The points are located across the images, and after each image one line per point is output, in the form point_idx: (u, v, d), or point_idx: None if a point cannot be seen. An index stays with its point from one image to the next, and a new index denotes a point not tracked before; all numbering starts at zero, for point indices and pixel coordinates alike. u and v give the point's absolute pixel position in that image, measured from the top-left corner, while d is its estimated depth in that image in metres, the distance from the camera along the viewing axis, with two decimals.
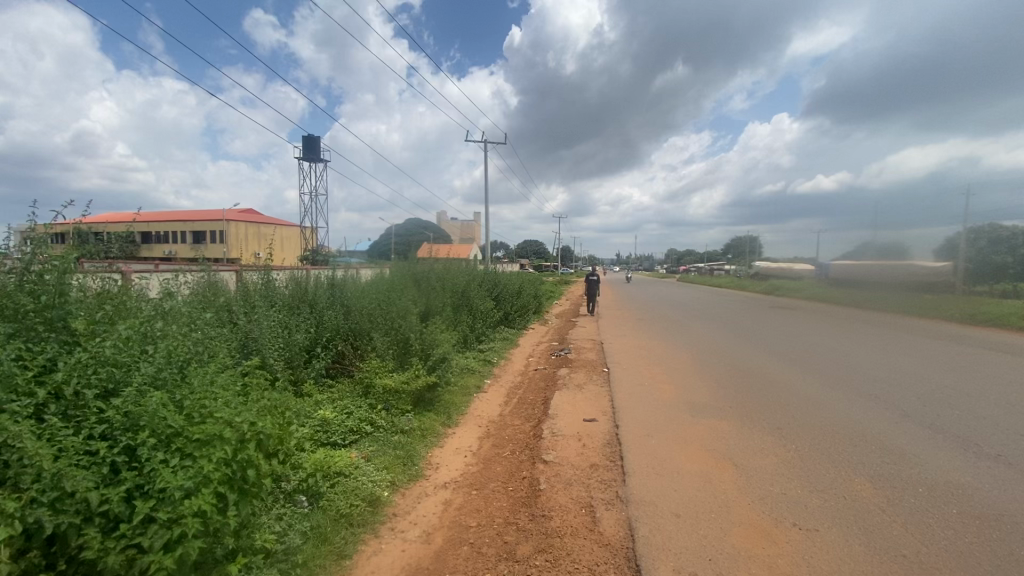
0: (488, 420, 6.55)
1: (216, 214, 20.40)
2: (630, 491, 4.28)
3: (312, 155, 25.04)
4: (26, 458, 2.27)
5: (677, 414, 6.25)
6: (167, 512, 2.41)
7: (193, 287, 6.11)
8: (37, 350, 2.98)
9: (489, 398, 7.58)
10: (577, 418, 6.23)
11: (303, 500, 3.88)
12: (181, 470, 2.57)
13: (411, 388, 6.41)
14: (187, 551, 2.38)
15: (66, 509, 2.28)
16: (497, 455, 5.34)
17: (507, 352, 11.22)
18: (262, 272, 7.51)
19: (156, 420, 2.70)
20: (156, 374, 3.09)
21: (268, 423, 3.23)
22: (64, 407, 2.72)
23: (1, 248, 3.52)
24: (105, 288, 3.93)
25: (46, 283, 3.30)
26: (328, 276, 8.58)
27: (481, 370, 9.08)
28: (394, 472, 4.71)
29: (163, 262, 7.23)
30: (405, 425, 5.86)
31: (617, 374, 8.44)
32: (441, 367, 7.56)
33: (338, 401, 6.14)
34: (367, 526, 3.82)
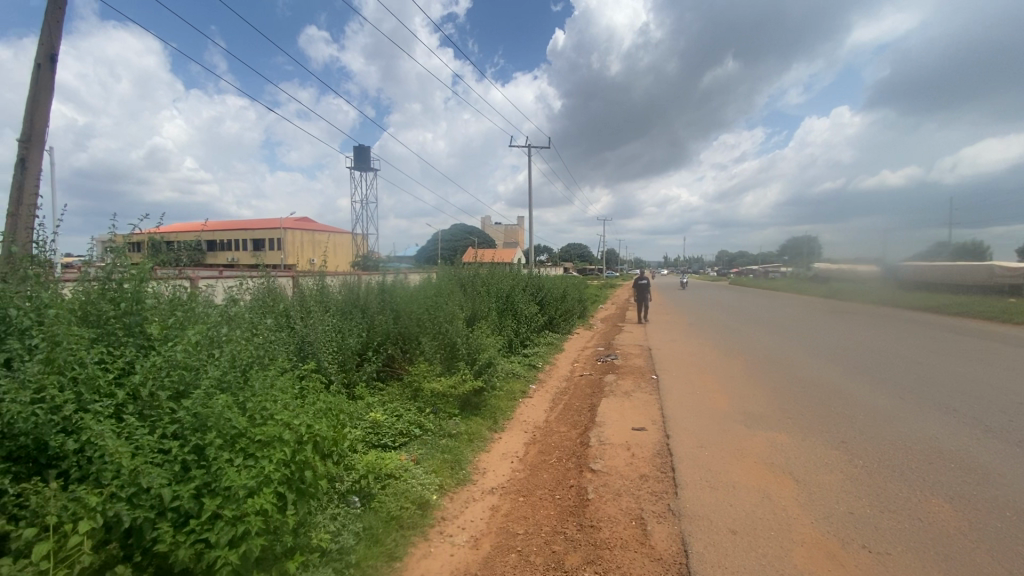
0: (534, 426, 6.52)
1: (274, 222, 21.47)
2: (682, 504, 4.13)
3: (363, 166, 25.96)
4: (107, 455, 2.45)
5: (732, 425, 6.00)
6: (232, 509, 2.53)
7: (254, 292, 6.43)
8: (117, 354, 3.21)
9: (534, 403, 7.56)
10: (625, 427, 6.10)
11: (356, 500, 4.00)
12: (244, 470, 2.70)
13: (458, 393, 6.49)
14: (250, 548, 2.50)
15: (142, 504, 2.44)
16: (543, 462, 5.30)
17: (552, 357, 11.16)
18: (317, 278, 7.83)
19: (221, 421, 2.84)
20: (221, 378, 3.26)
21: (324, 425, 3.35)
22: (140, 407, 2.92)
23: (86, 257, 3.96)
24: (176, 294, 4.18)
25: (125, 291, 3.59)
26: (378, 281, 8.83)
27: (526, 375, 9.08)
28: (442, 475, 4.77)
29: (226, 269, 7.66)
30: (452, 429, 5.94)
31: (666, 381, 8.22)
32: (487, 372, 7.61)
33: (388, 403, 6.28)
34: (417, 529, 3.89)
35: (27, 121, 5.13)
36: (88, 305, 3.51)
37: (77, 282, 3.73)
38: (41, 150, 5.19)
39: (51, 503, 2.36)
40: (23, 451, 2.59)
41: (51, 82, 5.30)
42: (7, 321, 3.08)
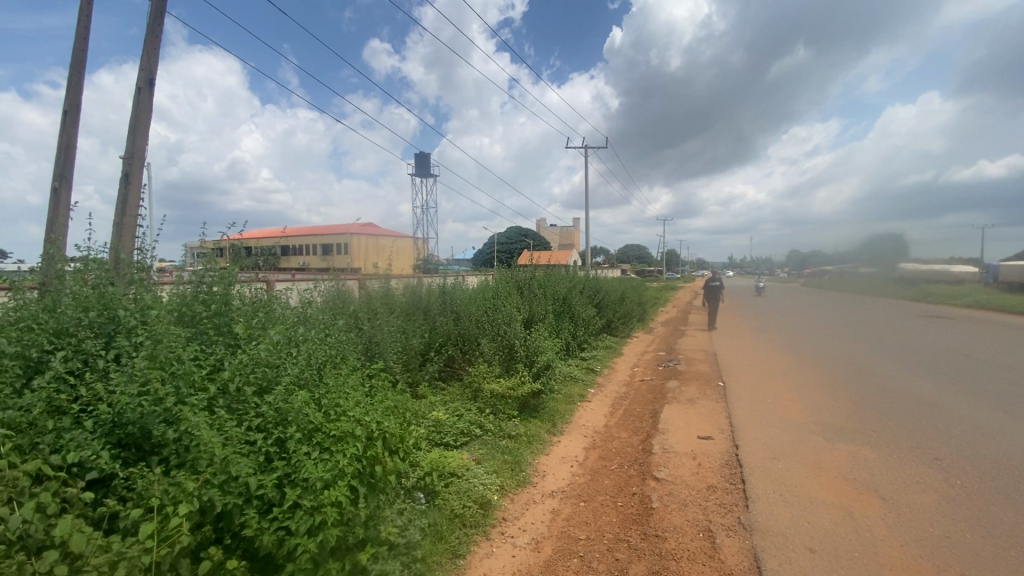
0: (594, 430, 6.43)
1: (341, 228, 22.57)
2: (753, 518, 3.93)
3: (423, 172, 26.77)
4: (203, 444, 2.67)
5: (807, 436, 5.64)
6: (311, 499, 2.68)
7: (325, 294, 6.78)
8: (209, 351, 3.50)
9: (593, 407, 7.46)
10: (690, 435, 5.88)
11: (421, 497, 4.11)
12: (321, 463, 2.86)
13: (517, 394, 6.53)
14: (326, 537, 2.64)
15: (231, 491, 2.64)
16: (604, 467, 5.21)
17: (610, 361, 10.96)
18: (381, 281, 8.13)
19: (300, 415, 3.04)
20: (299, 375, 3.47)
21: (392, 422, 3.48)
22: (229, 401, 3.17)
23: (179, 263, 4.36)
24: (258, 296, 4.50)
25: (214, 295, 3.91)
26: (439, 284, 9.04)
27: (585, 378, 8.98)
28: (503, 476, 4.81)
29: (299, 272, 8.13)
30: (512, 430, 5.98)
31: (734, 389, 7.85)
32: (545, 375, 7.60)
33: (450, 403, 6.42)
34: (479, 528, 3.96)
35: (129, 141, 5.70)
36: (184, 306, 3.85)
37: (173, 285, 4.10)
38: (141, 166, 5.75)
39: (155, 486, 2.59)
40: (131, 438, 2.85)
41: (149, 104, 5.87)
42: (117, 320, 3.42)
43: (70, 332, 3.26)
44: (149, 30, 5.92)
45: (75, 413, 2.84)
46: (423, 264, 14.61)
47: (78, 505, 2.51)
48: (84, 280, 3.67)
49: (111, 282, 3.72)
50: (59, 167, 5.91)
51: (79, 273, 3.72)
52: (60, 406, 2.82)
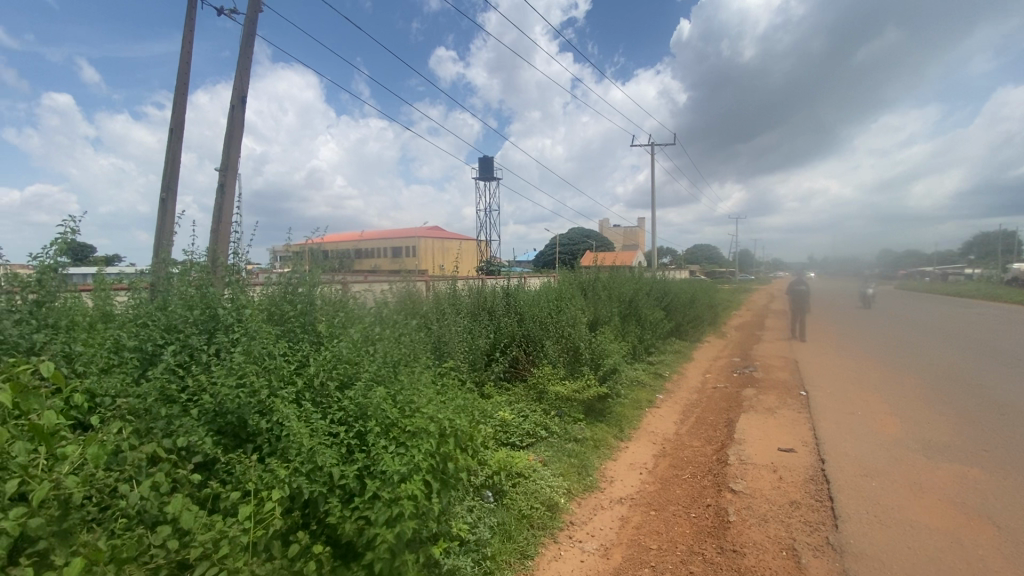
0: (663, 437, 6.23)
1: (409, 231, 23.40)
2: (844, 539, 3.63)
3: (487, 175, 27.23)
4: (292, 434, 2.87)
5: (905, 453, 5.15)
6: (389, 491, 2.81)
7: (397, 295, 7.06)
8: (297, 348, 3.76)
9: (662, 414, 7.23)
10: (769, 446, 5.54)
11: (490, 495, 4.17)
12: (398, 456, 2.99)
13: (583, 397, 6.48)
14: (403, 529, 2.75)
15: (318, 479, 2.81)
16: (676, 477, 5.02)
17: (679, 366, 10.58)
18: (449, 282, 8.32)
19: (378, 410, 3.19)
20: (377, 372, 3.65)
21: (463, 420, 3.57)
22: (314, 395, 3.38)
23: (268, 265, 4.71)
24: (338, 297, 4.76)
25: (300, 296, 4.20)
26: (503, 284, 9.12)
27: (652, 383, 8.72)
28: (570, 480, 4.77)
29: (372, 273, 8.52)
30: (578, 434, 5.92)
31: (818, 399, 7.31)
32: (611, 379, 7.47)
33: (515, 403, 6.47)
34: (546, 530, 3.95)
35: (225, 154, 6.24)
36: (275, 305, 4.16)
37: (263, 286, 4.43)
38: (234, 176, 6.25)
39: (251, 471, 2.80)
40: (230, 426, 3.11)
41: (241, 119, 6.38)
42: (218, 318, 3.75)
43: (178, 328, 3.60)
44: (242, 52, 6.46)
45: (183, 401, 3.11)
46: (488, 266, 14.80)
47: (186, 486, 2.75)
48: (188, 281, 4.03)
49: (211, 282, 4.08)
50: (166, 179, 6.58)
51: (184, 274, 4.10)
52: (170, 395, 3.11)
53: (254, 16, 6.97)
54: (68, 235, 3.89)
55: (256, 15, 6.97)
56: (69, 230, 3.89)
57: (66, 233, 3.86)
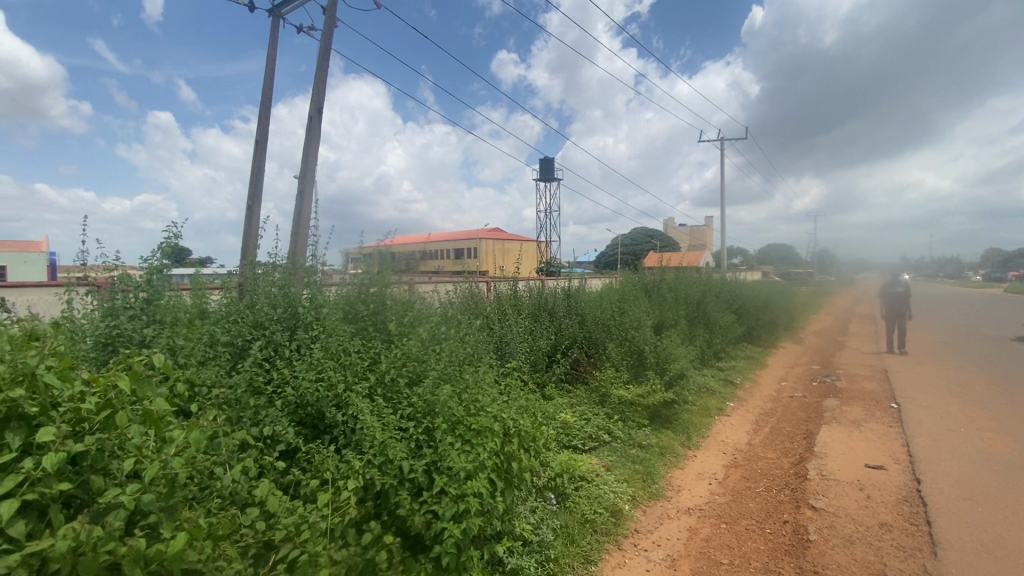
0: (735, 447, 5.94)
1: (471, 233, 23.91)
2: (944, 568, 3.30)
3: (547, 175, 27.29)
4: (366, 428, 3.03)
5: (1019, 476, 4.58)
6: (455, 487, 2.91)
7: (460, 296, 7.22)
8: (370, 345, 3.95)
9: (734, 422, 6.88)
10: (855, 462, 5.13)
11: (552, 497, 4.16)
12: (464, 453, 3.09)
13: (647, 402, 6.31)
14: (469, 526, 2.86)
15: (389, 472, 2.93)
16: (749, 489, 4.77)
17: (752, 373, 10.03)
18: (511, 283, 8.39)
19: (445, 407, 3.30)
20: (444, 371, 3.77)
21: (526, 420, 3.61)
22: (386, 390, 3.54)
23: (342, 267, 4.97)
24: (407, 297, 4.95)
25: (374, 297, 4.44)
26: (565, 285, 9.07)
27: (722, 390, 8.32)
28: (634, 486, 4.67)
29: (437, 274, 8.76)
30: (643, 440, 5.77)
31: (912, 413, 6.67)
32: (678, 384, 7.21)
33: (577, 406, 6.41)
34: (610, 536, 3.88)
35: (303, 162, 6.66)
36: (350, 304, 4.40)
37: (339, 285, 4.68)
38: (311, 183, 6.66)
39: (329, 461, 2.98)
40: (309, 418, 3.32)
41: (319, 130, 6.79)
42: (298, 316, 4.04)
43: (264, 325, 3.90)
44: (320, 66, 6.88)
45: (269, 392, 3.36)
46: (548, 267, 14.78)
47: (271, 471, 2.95)
48: (271, 281, 4.33)
49: (292, 282, 4.36)
50: (252, 187, 7.12)
51: (268, 274, 4.40)
52: (257, 387, 3.37)
53: (330, 32, 7.40)
54: (172, 241, 4.32)
55: (331, 31, 7.40)
56: (173, 236, 4.33)
57: (170, 238, 4.30)
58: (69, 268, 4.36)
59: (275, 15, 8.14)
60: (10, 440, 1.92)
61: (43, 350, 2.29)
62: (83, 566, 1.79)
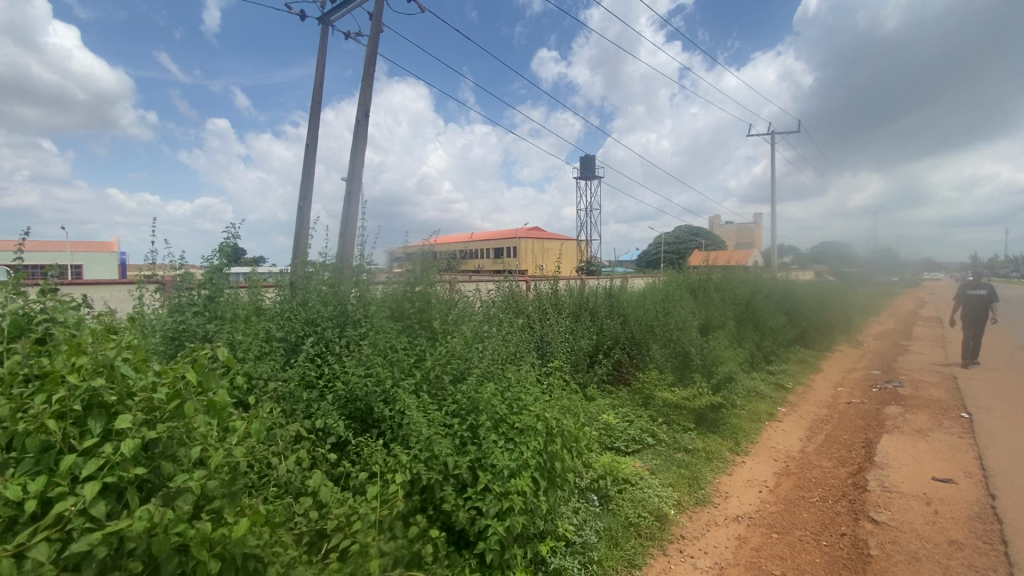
0: (786, 454, 5.69)
1: (511, 233, 24.01)
2: None
3: (588, 174, 27.06)
4: (412, 423, 3.10)
5: None
6: (499, 485, 2.95)
7: (502, 295, 7.25)
8: (415, 343, 4.05)
9: (785, 429, 6.59)
10: (920, 475, 4.80)
11: (595, 498, 4.13)
12: (509, 452, 3.12)
13: (693, 405, 6.14)
14: (513, 523, 2.88)
15: (434, 467, 2.99)
16: (802, 499, 4.56)
17: (805, 377, 9.57)
18: (551, 282, 8.34)
19: (489, 405, 3.34)
20: (487, 369, 3.81)
21: (570, 420, 3.59)
22: (431, 386, 3.62)
23: (387, 266, 5.09)
24: (450, 297, 5.04)
25: (419, 296, 4.56)
26: (608, 284, 8.95)
27: (773, 395, 7.98)
28: (679, 491, 4.56)
29: (478, 274, 8.83)
30: (689, 444, 5.62)
31: (985, 424, 6.19)
32: (726, 388, 7.02)
33: (619, 408, 6.32)
34: (655, 541, 3.80)
35: (351, 164, 6.86)
36: (397, 303, 4.52)
37: (385, 283, 4.80)
38: (358, 185, 6.84)
39: (377, 454, 3.06)
40: (358, 412, 3.43)
41: (365, 133, 6.98)
42: (347, 314, 4.19)
43: (316, 322, 4.07)
44: (367, 70, 7.08)
45: (320, 386, 3.50)
46: (589, 267, 14.62)
47: (324, 463, 3.07)
48: (321, 279, 4.49)
49: (342, 281, 4.50)
50: (302, 189, 7.40)
51: (318, 273, 4.56)
52: (310, 380, 3.51)
53: (377, 37, 7.60)
54: (231, 242, 4.55)
55: (378, 36, 7.60)
56: (231, 237, 4.56)
57: (229, 239, 4.53)
58: (139, 267, 4.66)
59: (324, 22, 8.43)
60: (93, 426, 2.07)
61: (121, 343, 2.46)
62: (156, 547, 1.91)
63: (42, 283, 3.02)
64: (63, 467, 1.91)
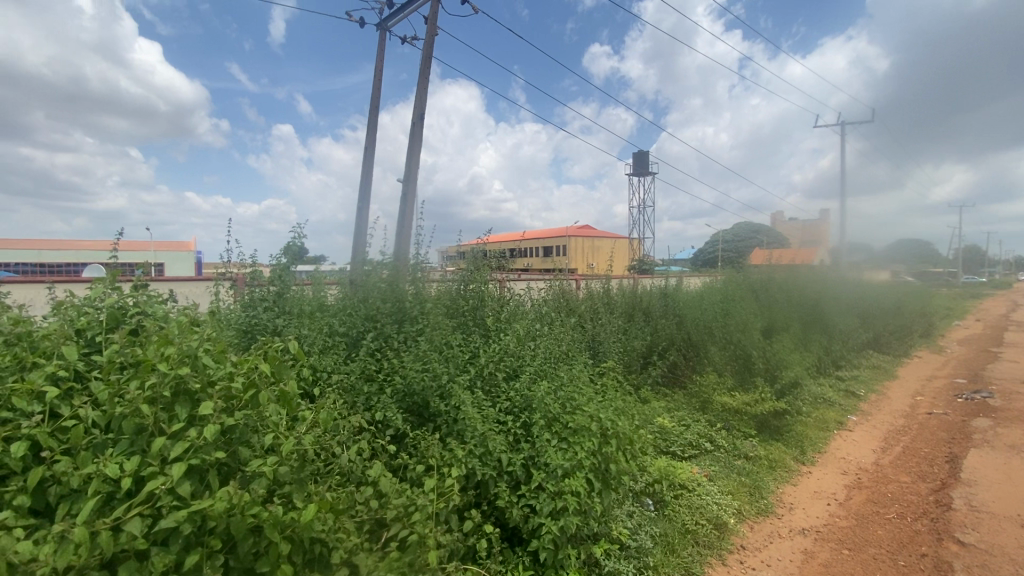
0: (858, 466, 5.33)
1: (561, 231, 23.90)
2: None
3: (641, 170, 26.46)
4: (467, 418, 3.16)
5: None
6: (553, 484, 2.95)
7: (553, 294, 7.22)
8: (469, 340, 4.13)
9: (857, 439, 6.17)
10: (1015, 494, 4.35)
11: (650, 502, 4.03)
12: (562, 451, 3.12)
13: (755, 411, 5.86)
14: (567, 523, 2.87)
15: (488, 463, 3.03)
16: (876, 514, 4.25)
17: (879, 385, 8.90)
18: (604, 280, 8.23)
19: (543, 404, 3.35)
20: (540, 368, 3.82)
21: (625, 421, 3.53)
22: (485, 383, 3.67)
23: (441, 265, 5.20)
24: (504, 296, 5.09)
25: (473, 295, 4.66)
26: (662, 284, 8.72)
27: (842, 402, 7.49)
28: (740, 500, 4.38)
29: (527, 272, 8.81)
30: (750, 451, 5.38)
31: None
32: (790, 394, 6.69)
33: (675, 411, 6.16)
34: (713, 550, 3.67)
35: (407, 165, 7.05)
36: (453, 300, 4.63)
37: (439, 281, 4.91)
38: (413, 185, 7.02)
39: (433, 448, 3.13)
40: (416, 406, 3.52)
41: (420, 134, 7.16)
42: (404, 310, 4.33)
43: (375, 317, 4.22)
44: (422, 73, 7.25)
45: (379, 379, 3.63)
46: (642, 266, 14.27)
47: (383, 454, 3.17)
48: (380, 277, 4.64)
49: (399, 277, 4.64)
50: (361, 190, 7.69)
51: (377, 270, 4.72)
52: (370, 373, 3.65)
53: (432, 40, 7.77)
54: (297, 242, 4.80)
55: (432, 39, 7.77)
56: (297, 236, 4.80)
57: (296, 239, 4.77)
58: (216, 265, 4.99)
59: (381, 28, 8.71)
60: (179, 411, 2.23)
61: (203, 335, 2.64)
62: (234, 526, 2.04)
63: (134, 279, 3.30)
64: (155, 449, 2.08)
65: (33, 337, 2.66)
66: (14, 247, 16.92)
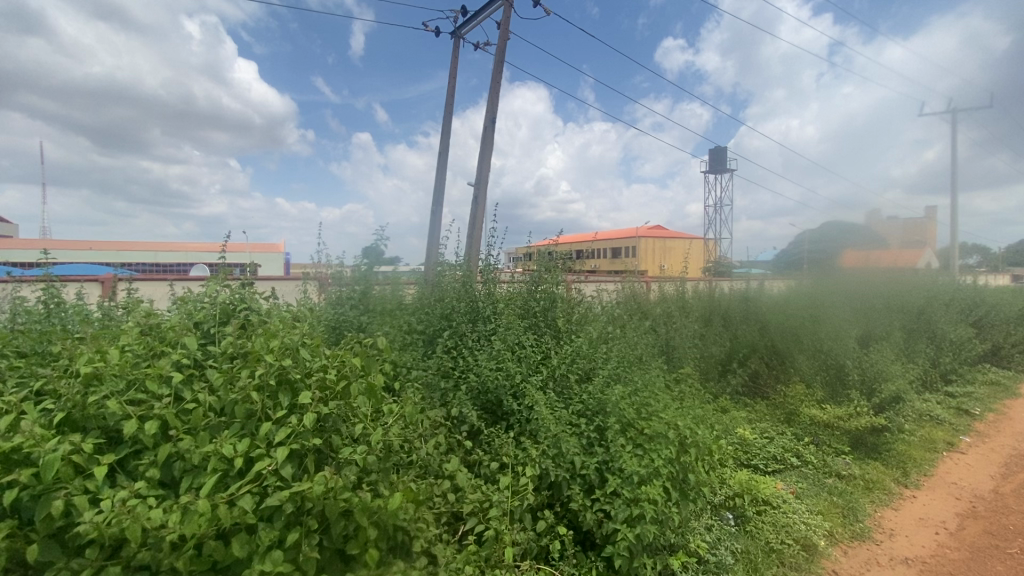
0: (971, 493, 4.77)
1: (630, 233, 23.32)
2: None
3: (717, 168, 25.19)
4: (540, 418, 3.18)
5: None
6: (629, 491, 2.89)
7: (624, 296, 7.10)
8: (541, 341, 4.16)
9: (971, 462, 5.51)
10: None
11: (730, 516, 3.86)
12: (638, 458, 3.05)
13: (849, 426, 5.41)
14: (643, 531, 2.81)
15: (562, 465, 3.03)
16: (995, 547, 3.78)
17: (1000, 403, 7.87)
18: (678, 282, 7.94)
19: (617, 408, 3.29)
20: (614, 371, 3.77)
21: (704, 431, 3.40)
22: (558, 385, 3.68)
23: (512, 266, 5.27)
24: (576, 298, 5.07)
25: (543, 296, 4.69)
26: (742, 287, 8.28)
27: (953, 421, 6.71)
28: (831, 521, 4.06)
29: (597, 274, 8.71)
30: (842, 468, 4.98)
31: None
32: (890, 409, 6.15)
33: (757, 422, 5.84)
34: (801, 572, 3.43)
35: (479, 169, 7.21)
36: (525, 301, 4.68)
37: (509, 282, 4.94)
38: (485, 188, 7.18)
39: (507, 446, 3.18)
40: (490, 404, 3.59)
41: (492, 137, 7.29)
42: (478, 310, 4.43)
43: (450, 316, 4.36)
44: (494, 78, 7.40)
45: (455, 376, 3.74)
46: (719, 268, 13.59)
47: (459, 449, 3.26)
48: (454, 277, 4.78)
49: (472, 278, 4.76)
50: (436, 194, 7.97)
51: (451, 271, 4.87)
52: (446, 370, 3.77)
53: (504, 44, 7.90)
54: (378, 243, 5.08)
55: (504, 43, 7.90)
56: (379, 239, 5.07)
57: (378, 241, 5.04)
58: (307, 266, 5.38)
59: (456, 36, 8.97)
60: (282, 399, 2.44)
61: (301, 330, 2.87)
62: (329, 508, 2.19)
63: (241, 279, 3.64)
64: (262, 432, 2.29)
65: (161, 328, 3.01)
66: (139, 250, 19.20)
